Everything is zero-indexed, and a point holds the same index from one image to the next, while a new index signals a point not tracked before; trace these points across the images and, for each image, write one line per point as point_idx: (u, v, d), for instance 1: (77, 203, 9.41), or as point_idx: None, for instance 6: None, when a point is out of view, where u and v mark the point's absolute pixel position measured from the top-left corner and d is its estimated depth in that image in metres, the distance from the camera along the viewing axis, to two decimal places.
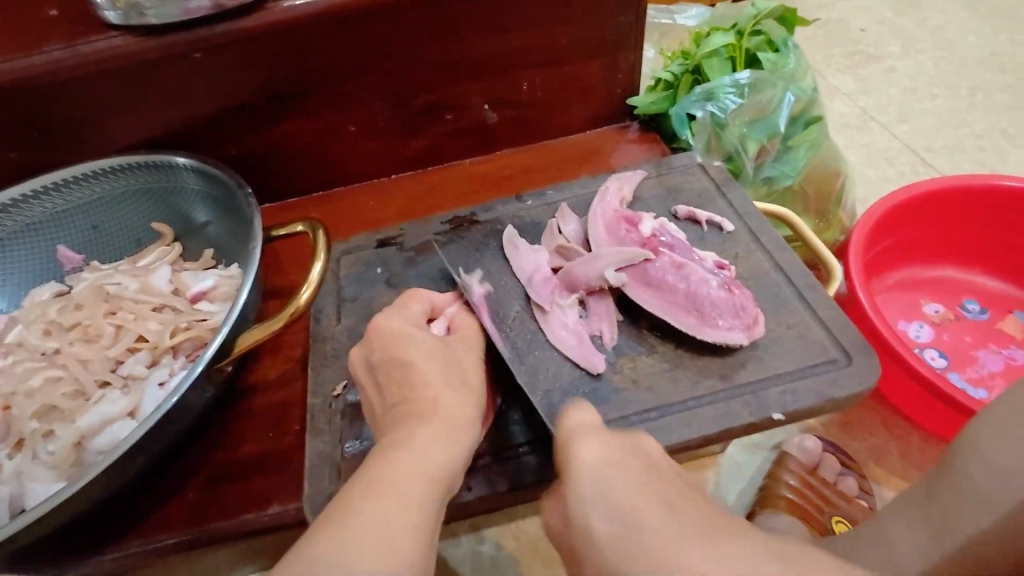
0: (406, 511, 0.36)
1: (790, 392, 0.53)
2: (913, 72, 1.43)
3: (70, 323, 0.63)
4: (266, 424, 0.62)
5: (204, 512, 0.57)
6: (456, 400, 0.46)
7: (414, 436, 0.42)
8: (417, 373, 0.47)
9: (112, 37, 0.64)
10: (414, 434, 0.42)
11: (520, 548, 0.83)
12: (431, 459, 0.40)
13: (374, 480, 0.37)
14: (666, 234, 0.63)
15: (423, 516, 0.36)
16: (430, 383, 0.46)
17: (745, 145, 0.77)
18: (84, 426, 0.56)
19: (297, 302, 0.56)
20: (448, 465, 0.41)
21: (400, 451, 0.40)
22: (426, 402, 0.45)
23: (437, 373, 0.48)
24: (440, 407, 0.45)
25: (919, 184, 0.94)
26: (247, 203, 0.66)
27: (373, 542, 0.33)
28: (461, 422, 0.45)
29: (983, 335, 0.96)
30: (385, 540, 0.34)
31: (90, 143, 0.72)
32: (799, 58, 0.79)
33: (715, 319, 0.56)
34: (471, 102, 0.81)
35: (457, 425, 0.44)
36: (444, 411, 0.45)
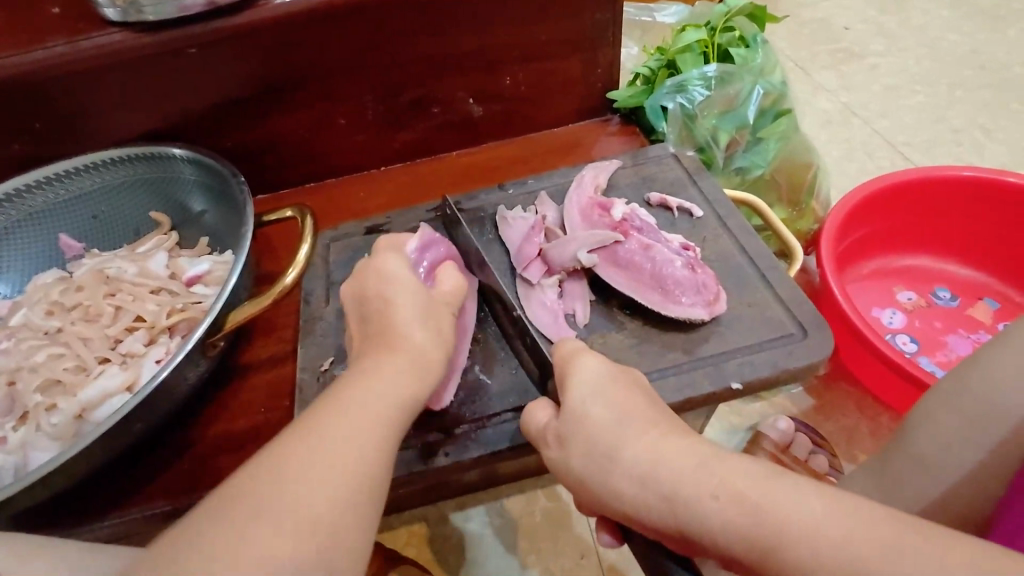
0: (380, 403, 0.46)
1: (748, 363, 0.56)
2: (894, 69, 1.46)
3: (71, 304, 0.66)
4: (257, 399, 0.66)
5: (198, 480, 0.60)
6: (421, 340, 0.52)
7: (376, 370, 0.49)
8: (394, 309, 0.54)
9: (111, 33, 0.68)
10: (376, 369, 0.49)
11: (505, 525, 0.87)
12: (388, 392, 0.47)
13: (343, 399, 0.46)
14: (637, 219, 0.66)
15: (379, 431, 0.45)
16: (396, 326, 0.53)
17: (717, 137, 0.81)
18: (85, 399, 0.60)
19: (285, 282, 0.60)
20: (411, 393, 0.48)
21: (369, 378, 0.48)
22: (397, 338, 0.52)
23: (413, 311, 0.54)
24: (403, 347, 0.51)
25: (891, 175, 0.97)
26: (240, 191, 0.69)
27: (334, 452, 0.42)
28: (425, 360, 0.51)
29: (953, 321, 0.99)
30: (345, 450, 0.42)
31: (90, 134, 0.75)
32: (768, 53, 0.82)
33: (678, 296, 0.59)
34: (456, 96, 0.85)
35: (421, 363, 0.51)
36: (413, 346, 0.51)
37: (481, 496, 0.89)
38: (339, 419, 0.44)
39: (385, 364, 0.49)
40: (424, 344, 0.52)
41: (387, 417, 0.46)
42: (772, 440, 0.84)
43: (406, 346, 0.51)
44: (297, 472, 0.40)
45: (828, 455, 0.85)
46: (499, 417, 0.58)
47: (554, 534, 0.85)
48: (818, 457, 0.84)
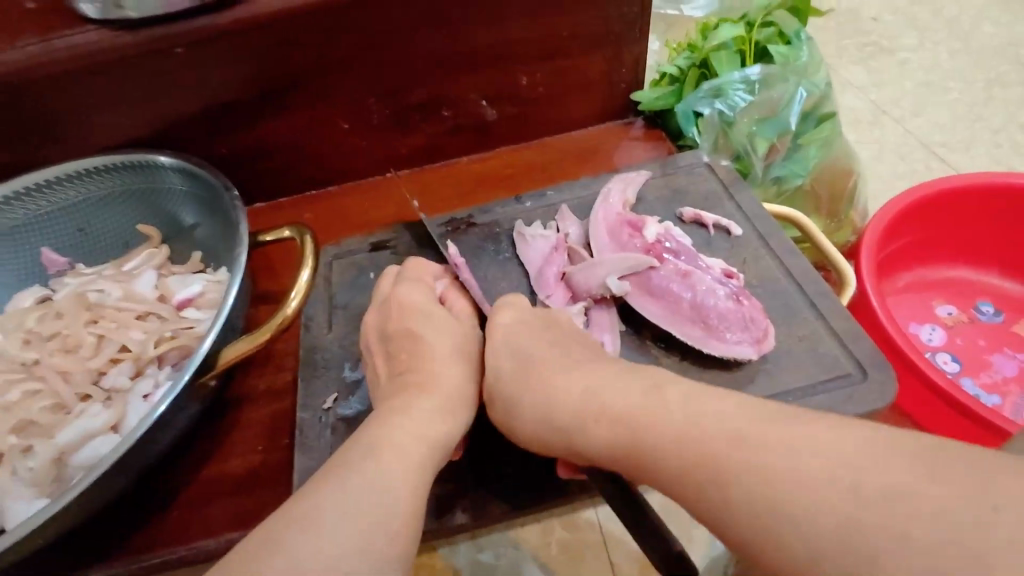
0: (417, 441, 0.43)
1: (801, 409, 0.50)
2: (927, 65, 1.38)
3: (49, 332, 0.61)
4: (255, 437, 0.60)
5: (190, 529, 0.55)
6: (455, 378, 0.51)
7: (412, 405, 0.46)
8: (423, 347, 0.52)
9: (88, 31, 0.61)
10: (414, 405, 0.46)
11: (520, 558, 0.81)
12: (425, 430, 0.44)
13: (384, 440, 0.42)
14: (671, 240, 0.60)
15: (421, 479, 0.41)
16: (430, 360, 0.51)
17: (755, 144, 0.74)
18: (64, 443, 0.54)
19: (285, 312, 0.54)
20: (443, 434, 0.45)
21: (402, 416, 0.45)
22: (427, 374, 0.50)
23: (442, 349, 0.52)
24: (439, 384, 0.49)
25: (935, 182, 0.90)
26: (234, 206, 0.63)
27: (376, 500, 0.38)
28: (460, 399, 0.49)
29: (998, 338, 0.93)
30: (385, 500, 0.38)
31: (71, 141, 0.69)
32: (812, 50, 0.75)
33: (722, 332, 0.53)
34: (468, 98, 0.78)
35: (456, 403, 0.48)
36: (446, 382, 0.50)
37: (494, 526, 0.83)
38: (375, 456, 0.41)
39: (422, 400, 0.47)
40: (458, 383, 0.50)
41: (427, 458, 0.43)
42: None
43: (443, 385, 0.49)
44: (338, 521, 0.36)
45: None
46: (523, 465, 0.52)
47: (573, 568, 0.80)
48: None
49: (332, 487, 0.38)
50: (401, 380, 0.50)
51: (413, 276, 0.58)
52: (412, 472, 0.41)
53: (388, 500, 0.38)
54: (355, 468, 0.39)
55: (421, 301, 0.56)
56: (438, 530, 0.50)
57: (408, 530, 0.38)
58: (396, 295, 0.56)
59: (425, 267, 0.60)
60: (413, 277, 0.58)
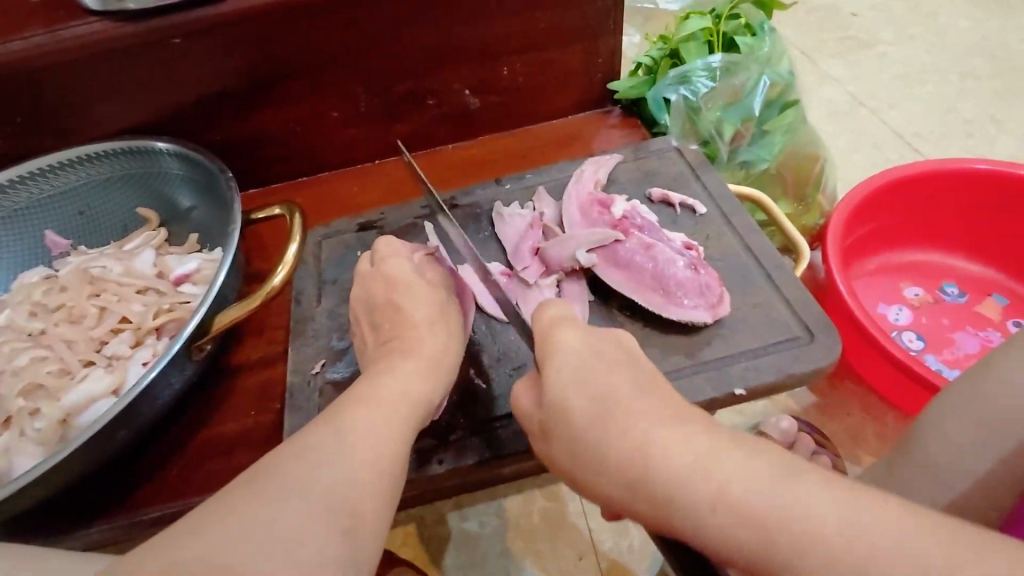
0: (399, 396, 0.47)
1: (752, 368, 0.54)
2: (904, 59, 1.43)
3: (54, 305, 0.64)
4: (248, 402, 0.64)
5: (187, 484, 0.59)
6: (436, 344, 0.53)
7: (393, 369, 0.49)
8: (406, 315, 0.54)
9: (90, 22, 0.65)
10: (394, 368, 0.49)
11: (503, 525, 0.85)
12: (405, 390, 0.47)
13: (365, 395, 0.46)
14: (638, 217, 0.64)
15: (403, 430, 0.44)
16: (411, 329, 0.53)
17: (721, 130, 0.78)
18: (69, 404, 0.58)
19: (272, 282, 0.58)
20: (426, 396, 0.48)
21: (385, 376, 0.48)
22: (411, 340, 0.52)
23: (424, 317, 0.55)
24: (419, 350, 0.52)
25: (900, 168, 0.94)
26: (228, 187, 0.67)
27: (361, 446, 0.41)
28: (440, 364, 0.52)
29: (961, 318, 0.97)
30: (371, 446, 0.41)
31: (73, 127, 0.73)
32: (776, 41, 0.79)
33: (680, 298, 0.57)
34: (451, 88, 0.82)
35: (436, 365, 0.51)
36: (427, 347, 0.52)
37: (479, 496, 0.88)
38: (359, 411, 0.44)
39: (403, 364, 0.50)
40: (438, 348, 0.53)
41: (407, 413, 0.46)
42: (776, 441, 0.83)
43: (424, 349, 0.52)
44: (324, 459, 0.39)
45: (832, 456, 0.83)
46: (496, 422, 0.56)
47: (553, 535, 0.84)
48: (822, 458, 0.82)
49: (318, 436, 0.41)
50: (386, 345, 0.53)
51: (392, 253, 0.60)
52: (392, 425, 0.44)
53: (367, 442, 0.42)
54: (341, 420, 0.42)
55: (403, 276, 0.58)
56: (417, 481, 0.54)
57: (390, 471, 0.41)
58: (378, 271, 0.59)
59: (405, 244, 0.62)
60: (392, 253, 0.60)
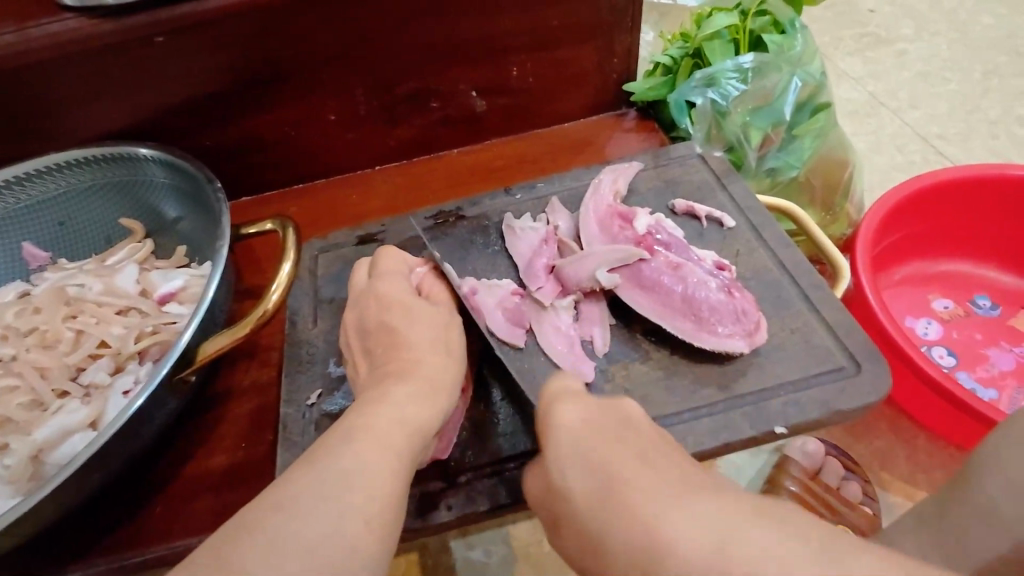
0: (395, 425, 0.41)
1: (793, 403, 0.49)
2: (924, 56, 1.37)
3: (26, 328, 0.59)
4: (239, 433, 0.59)
5: (170, 527, 0.54)
6: (436, 365, 0.48)
7: (390, 394, 0.44)
8: (403, 338, 0.49)
9: (65, 19, 0.60)
10: (391, 394, 0.44)
11: (512, 553, 0.81)
12: (403, 418, 0.42)
13: (355, 426, 0.40)
14: (663, 232, 0.59)
15: (400, 461, 0.39)
16: (408, 350, 0.49)
17: (748, 135, 0.73)
18: (40, 439, 0.53)
19: (266, 305, 0.53)
20: (426, 422, 0.43)
21: (379, 405, 0.43)
22: (408, 362, 0.47)
23: (424, 338, 0.50)
24: (417, 373, 0.47)
25: (932, 174, 0.89)
26: (217, 198, 0.62)
27: (352, 490, 0.36)
28: (441, 385, 0.47)
29: (994, 332, 0.92)
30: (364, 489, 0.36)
31: (49, 132, 0.67)
32: (806, 39, 0.74)
33: (713, 325, 0.52)
34: (457, 89, 0.76)
35: (437, 390, 0.46)
36: (424, 369, 0.47)
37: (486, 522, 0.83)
38: (345, 448, 0.38)
39: (399, 389, 0.45)
40: (437, 367, 0.48)
41: (403, 440, 0.41)
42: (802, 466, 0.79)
43: (423, 372, 0.47)
44: (308, 512, 0.34)
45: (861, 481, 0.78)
46: (509, 462, 0.51)
47: (565, 565, 0.79)
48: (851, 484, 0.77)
49: (303, 485, 0.36)
50: (379, 372, 0.48)
51: (387, 268, 0.56)
52: (386, 460, 0.39)
53: (360, 484, 0.36)
54: (326, 459, 0.37)
55: (399, 294, 0.53)
56: (423, 529, 0.49)
57: (390, 511, 0.37)
58: (375, 289, 0.54)
59: (409, 256, 0.58)
60: (390, 268, 0.56)
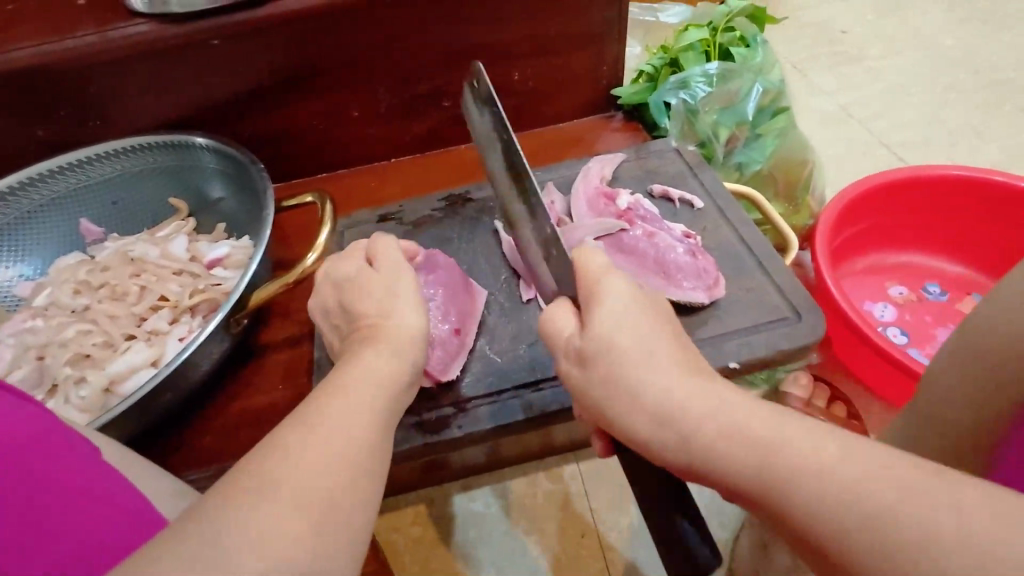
0: (365, 385, 0.42)
1: (745, 344, 0.60)
2: (890, 73, 1.50)
3: (98, 283, 0.69)
4: (277, 377, 0.69)
5: (224, 452, 0.63)
6: (430, 331, 0.54)
7: (362, 356, 0.46)
8: (369, 302, 0.52)
9: (137, 24, 0.70)
10: (363, 356, 0.46)
11: (509, 505, 0.90)
12: (403, 371, 0.48)
13: (329, 388, 0.41)
14: (641, 209, 0.70)
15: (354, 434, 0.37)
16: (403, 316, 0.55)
17: (718, 133, 0.84)
18: (112, 373, 0.62)
19: (306, 263, 0.63)
20: (397, 373, 0.45)
21: (353, 365, 0.44)
22: (375, 326, 0.49)
23: (388, 301, 0.51)
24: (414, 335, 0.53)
25: (885, 173, 1.00)
26: (260, 177, 0.72)
27: (333, 438, 0.37)
28: (409, 341, 0.49)
29: (942, 315, 1.03)
30: (344, 439, 0.37)
31: (112, 121, 0.78)
32: (768, 53, 0.86)
33: (680, 281, 0.62)
34: (466, 91, 0.88)
35: (405, 346, 0.48)
36: (392, 330, 0.49)
37: (486, 477, 0.92)
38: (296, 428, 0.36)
39: (371, 350, 0.46)
40: (405, 325, 0.50)
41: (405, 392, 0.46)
42: (798, 396, 0.88)
43: (390, 332, 0.49)
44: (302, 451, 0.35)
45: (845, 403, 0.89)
46: (506, 393, 0.61)
47: (557, 514, 0.89)
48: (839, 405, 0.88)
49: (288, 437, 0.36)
50: (356, 336, 0.50)
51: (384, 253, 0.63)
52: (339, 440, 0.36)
53: (343, 433, 0.37)
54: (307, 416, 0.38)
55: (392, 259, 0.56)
56: (435, 446, 0.59)
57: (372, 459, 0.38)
58: (336, 268, 0.57)
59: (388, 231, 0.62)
60: (385, 249, 0.62)
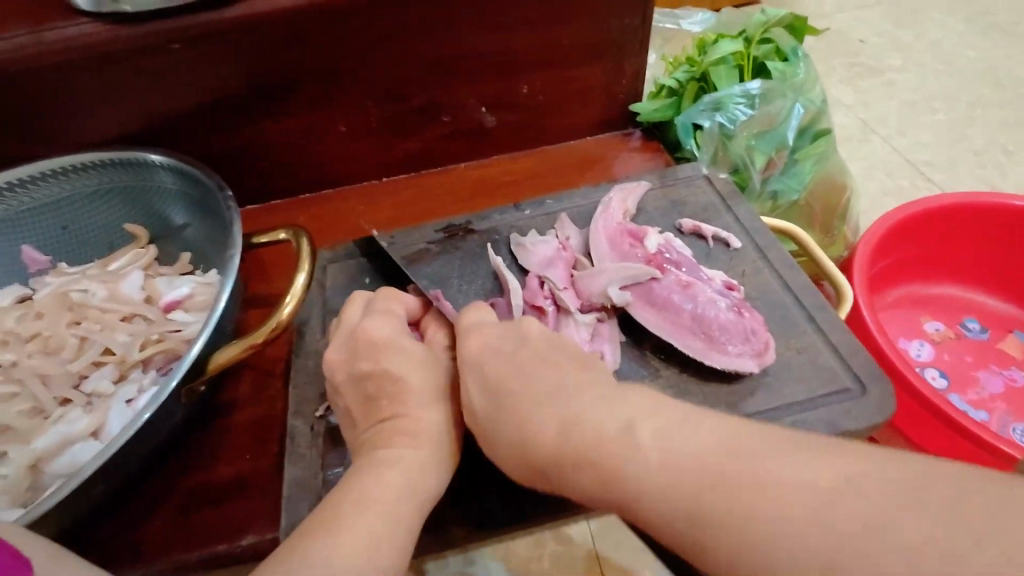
0: (402, 494, 0.42)
1: (801, 423, 0.50)
2: (912, 86, 1.42)
3: (29, 333, 0.59)
4: (243, 445, 0.58)
5: (174, 541, 0.53)
6: (439, 418, 0.47)
7: (397, 460, 0.44)
8: (406, 388, 0.48)
9: (82, 24, 0.60)
10: (399, 460, 0.44)
11: (511, 572, 0.80)
12: (413, 486, 0.43)
13: (364, 493, 0.41)
14: (672, 251, 0.60)
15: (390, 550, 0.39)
16: (412, 406, 0.47)
17: (753, 158, 0.75)
18: (41, 448, 0.52)
19: (278, 315, 0.52)
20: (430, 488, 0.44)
21: (390, 468, 0.43)
22: (412, 421, 0.46)
23: (425, 388, 0.48)
24: (423, 431, 0.46)
25: (925, 201, 0.91)
26: (227, 206, 0.61)
27: (359, 559, 0.37)
28: (447, 446, 0.47)
29: (984, 355, 0.94)
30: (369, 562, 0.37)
31: (56, 136, 0.67)
32: (809, 67, 0.77)
33: (723, 344, 0.53)
34: (468, 105, 0.78)
35: (445, 452, 0.47)
36: (430, 429, 0.46)
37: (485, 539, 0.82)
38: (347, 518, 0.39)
39: (409, 455, 0.44)
40: (442, 426, 0.47)
41: (404, 510, 0.41)
42: None
43: (426, 432, 0.46)
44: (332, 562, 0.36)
45: None
46: (517, 478, 0.51)
47: None
48: None
49: (317, 553, 0.36)
50: (380, 427, 0.47)
51: (381, 307, 0.54)
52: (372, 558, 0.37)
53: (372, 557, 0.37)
54: (339, 529, 0.38)
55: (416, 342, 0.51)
56: (430, 543, 0.49)
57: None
58: (360, 334, 0.51)
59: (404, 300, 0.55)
60: (381, 309, 0.53)
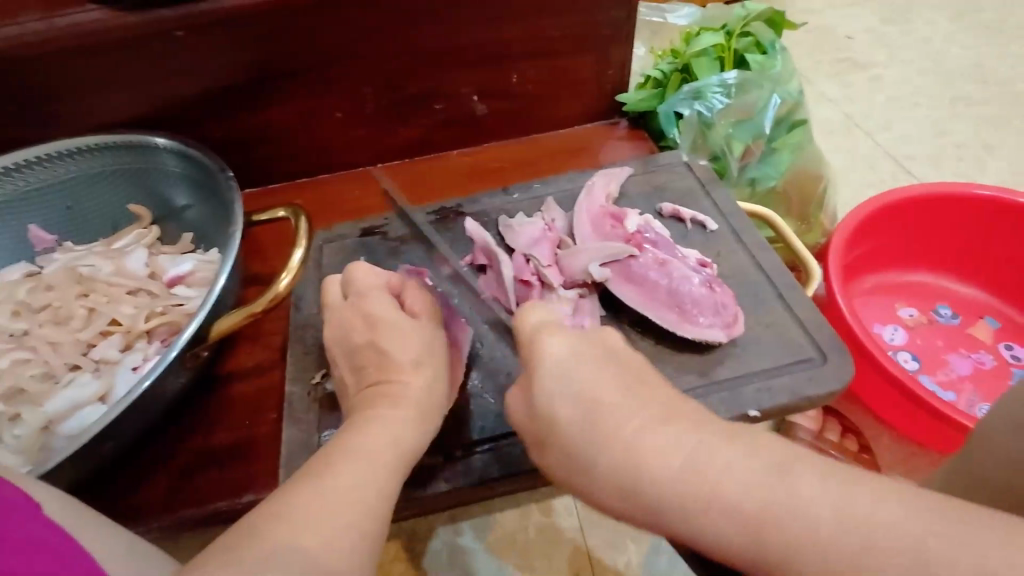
0: (386, 446, 0.45)
1: (766, 389, 0.54)
2: (898, 82, 1.45)
3: (40, 305, 0.62)
4: (243, 411, 0.62)
5: (176, 499, 0.56)
6: (422, 383, 0.51)
7: (379, 419, 0.47)
8: (394, 357, 0.51)
9: (88, 10, 0.62)
10: (382, 419, 0.47)
11: (498, 540, 0.84)
12: (396, 441, 0.46)
13: (350, 446, 0.45)
14: (651, 231, 0.63)
15: (374, 496, 0.42)
16: (396, 371, 0.51)
17: (731, 146, 0.78)
18: (52, 410, 0.55)
19: (276, 289, 0.56)
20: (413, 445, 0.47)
21: (373, 425, 0.47)
22: (396, 386, 0.50)
23: (412, 357, 0.52)
24: (406, 394, 0.50)
25: (899, 190, 0.95)
26: (228, 186, 0.64)
27: (342, 502, 0.40)
28: (428, 407, 0.50)
29: (954, 339, 0.98)
30: (350, 506, 0.40)
31: (62, 118, 0.69)
32: (786, 60, 0.80)
33: (695, 317, 0.56)
34: (459, 93, 0.81)
35: (427, 412, 0.50)
36: (413, 394, 0.50)
37: (474, 510, 0.85)
38: (333, 466, 0.43)
39: (391, 414, 0.48)
40: (425, 390, 0.50)
41: (388, 461, 0.45)
42: (808, 429, 0.84)
43: (409, 395, 0.50)
44: (317, 505, 0.39)
45: (857, 436, 0.85)
46: (501, 441, 0.55)
47: (549, 550, 0.83)
48: (849, 439, 0.84)
49: (301, 499, 0.39)
50: (368, 393, 0.51)
51: (367, 285, 0.56)
52: (353, 504, 0.40)
53: (357, 501, 0.41)
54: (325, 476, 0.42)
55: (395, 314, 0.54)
56: (420, 499, 0.53)
57: (373, 526, 0.40)
58: (360, 307, 0.55)
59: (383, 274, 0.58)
60: (366, 285, 0.56)
